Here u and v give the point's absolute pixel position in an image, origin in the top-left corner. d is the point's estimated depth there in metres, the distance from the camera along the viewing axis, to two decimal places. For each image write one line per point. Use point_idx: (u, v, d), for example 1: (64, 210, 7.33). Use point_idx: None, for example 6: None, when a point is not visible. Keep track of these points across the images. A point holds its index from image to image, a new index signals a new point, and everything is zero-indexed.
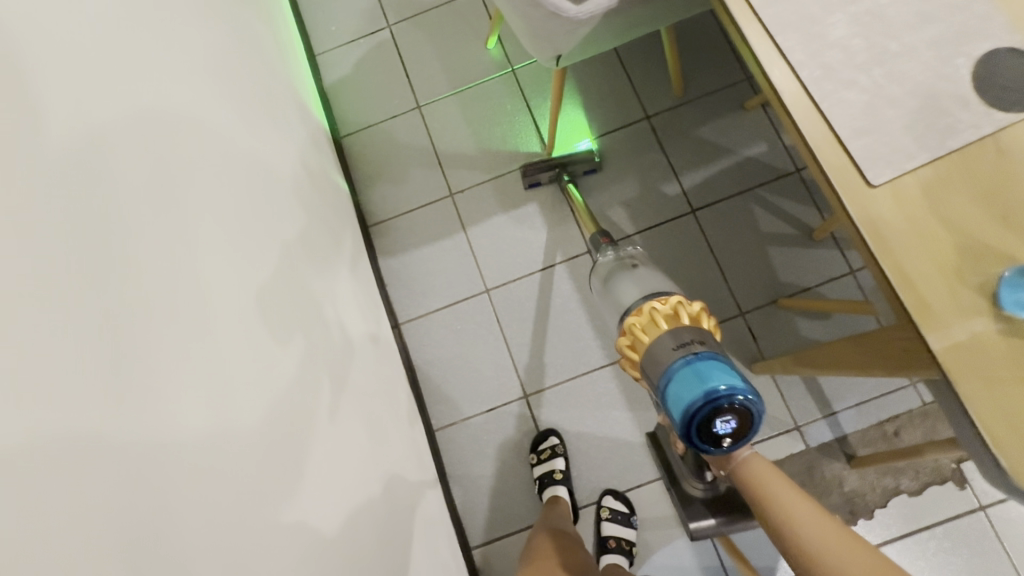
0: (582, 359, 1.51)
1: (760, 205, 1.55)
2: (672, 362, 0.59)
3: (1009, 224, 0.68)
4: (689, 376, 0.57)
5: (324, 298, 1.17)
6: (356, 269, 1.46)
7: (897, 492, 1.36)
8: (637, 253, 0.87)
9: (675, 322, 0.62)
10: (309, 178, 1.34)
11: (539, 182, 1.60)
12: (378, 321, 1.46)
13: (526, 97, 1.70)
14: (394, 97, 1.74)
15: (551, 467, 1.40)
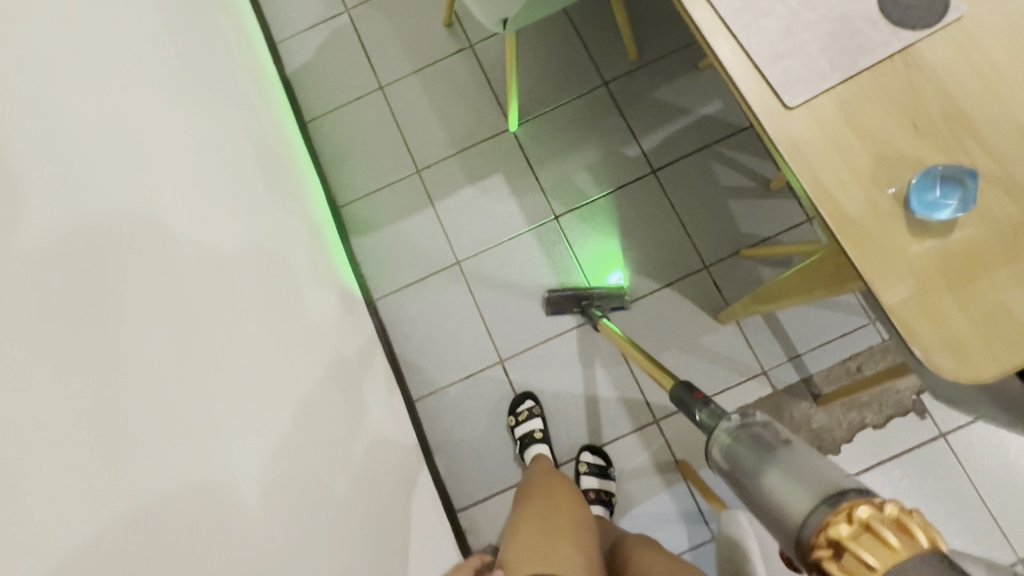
0: (555, 321, 1.54)
1: (718, 160, 1.59)
2: None
3: (917, 132, 0.72)
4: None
5: (292, 269, 1.19)
6: (327, 246, 1.48)
7: (862, 426, 1.41)
8: (769, 423, 0.86)
9: (893, 538, 0.57)
10: (271, 157, 1.36)
11: (562, 310, 1.52)
12: (351, 297, 1.48)
13: (486, 70, 1.72)
14: (357, 79, 1.76)
15: (530, 428, 1.43)
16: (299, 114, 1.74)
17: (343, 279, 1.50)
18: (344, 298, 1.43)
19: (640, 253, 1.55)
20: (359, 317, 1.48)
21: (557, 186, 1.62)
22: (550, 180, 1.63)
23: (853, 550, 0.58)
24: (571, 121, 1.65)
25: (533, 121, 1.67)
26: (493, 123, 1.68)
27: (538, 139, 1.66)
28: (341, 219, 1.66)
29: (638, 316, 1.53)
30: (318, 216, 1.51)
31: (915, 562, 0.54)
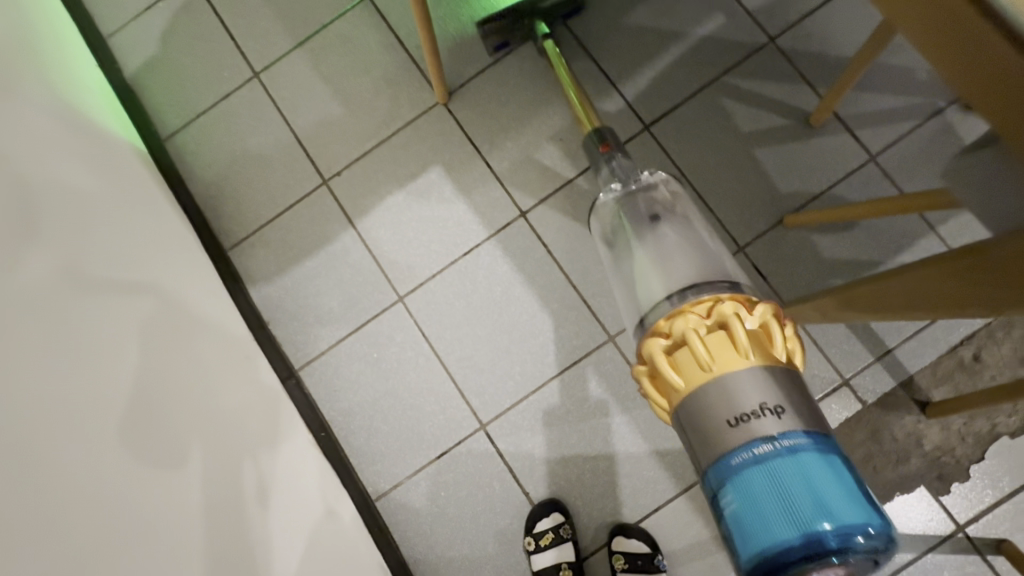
0: (546, 359, 1.11)
1: (733, 97, 1.14)
2: (736, 455, 0.49)
3: None
4: (779, 477, 0.47)
5: (128, 381, 0.74)
6: (208, 332, 1.00)
7: (994, 436, 1.01)
8: (660, 181, 0.82)
9: (733, 358, 0.52)
10: (89, 205, 0.89)
11: (507, 42, 1.17)
12: (255, 384, 1.04)
13: (394, 26, 1.24)
14: (222, 69, 1.27)
15: (555, 560, 1.03)
16: (150, 131, 1.25)
17: (241, 369, 1.03)
18: (240, 393, 0.98)
19: None
20: (269, 408, 1.04)
21: (518, 171, 1.17)
22: (507, 165, 1.17)
23: (690, 341, 0.53)
24: (522, 78, 1.19)
25: (470, 85, 1.20)
26: (415, 99, 1.21)
27: (480, 109, 1.19)
28: (232, 267, 1.20)
29: None
30: (191, 291, 1.03)
31: (746, 368, 0.51)
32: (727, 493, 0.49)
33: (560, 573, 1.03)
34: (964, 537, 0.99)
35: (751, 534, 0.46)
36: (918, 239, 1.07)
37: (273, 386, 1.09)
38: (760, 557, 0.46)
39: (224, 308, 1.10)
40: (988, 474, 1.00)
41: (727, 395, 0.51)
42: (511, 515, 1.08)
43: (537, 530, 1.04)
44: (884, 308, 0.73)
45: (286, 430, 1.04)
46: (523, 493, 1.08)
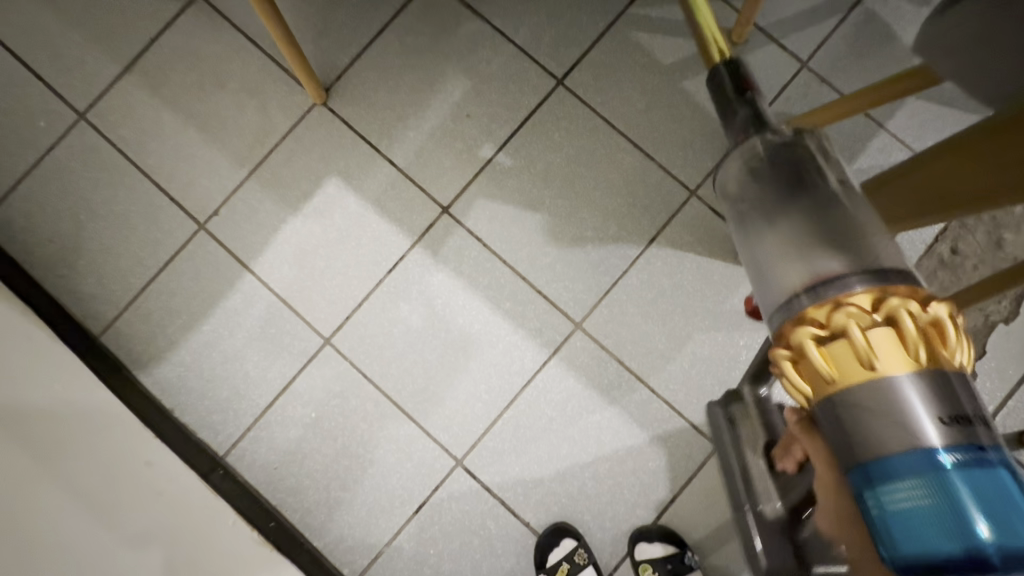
0: (512, 368, 0.96)
1: (645, 29, 1.01)
2: (902, 455, 0.37)
3: None
4: (992, 504, 0.35)
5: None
6: (52, 449, 0.74)
7: (992, 327, 0.95)
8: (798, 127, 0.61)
9: (931, 350, 0.38)
10: None
11: None
12: (147, 493, 0.80)
13: (240, 25, 1.03)
14: (36, 118, 1.02)
15: None
16: None
17: (115, 478, 0.78)
18: (109, 520, 0.73)
19: (594, 211, 0.98)
20: (173, 518, 0.80)
21: (428, 163, 1.00)
22: (414, 156, 1.00)
23: (852, 336, 0.38)
24: (406, 53, 1.01)
25: (349, 76, 1.01)
26: (286, 104, 1.01)
27: (367, 102, 1.01)
28: (109, 355, 0.97)
29: (629, 307, 0.97)
30: (25, 400, 0.77)
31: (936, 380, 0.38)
32: (909, 481, 0.36)
33: None
34: None
35: (913, 540, 0.35)
36: (870, 140, 0.99)
37: (179, 478, 0.86)
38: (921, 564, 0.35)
39: (94, 406, 0.85)
40: (994, 368, 0.95)
41: (897, 403, 0.38)
42: (515, 553, 0.93)
43: (550, 564, 0.90)
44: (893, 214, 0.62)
45: (211, 535, 0.82)
46: (523, 525, 0.94)
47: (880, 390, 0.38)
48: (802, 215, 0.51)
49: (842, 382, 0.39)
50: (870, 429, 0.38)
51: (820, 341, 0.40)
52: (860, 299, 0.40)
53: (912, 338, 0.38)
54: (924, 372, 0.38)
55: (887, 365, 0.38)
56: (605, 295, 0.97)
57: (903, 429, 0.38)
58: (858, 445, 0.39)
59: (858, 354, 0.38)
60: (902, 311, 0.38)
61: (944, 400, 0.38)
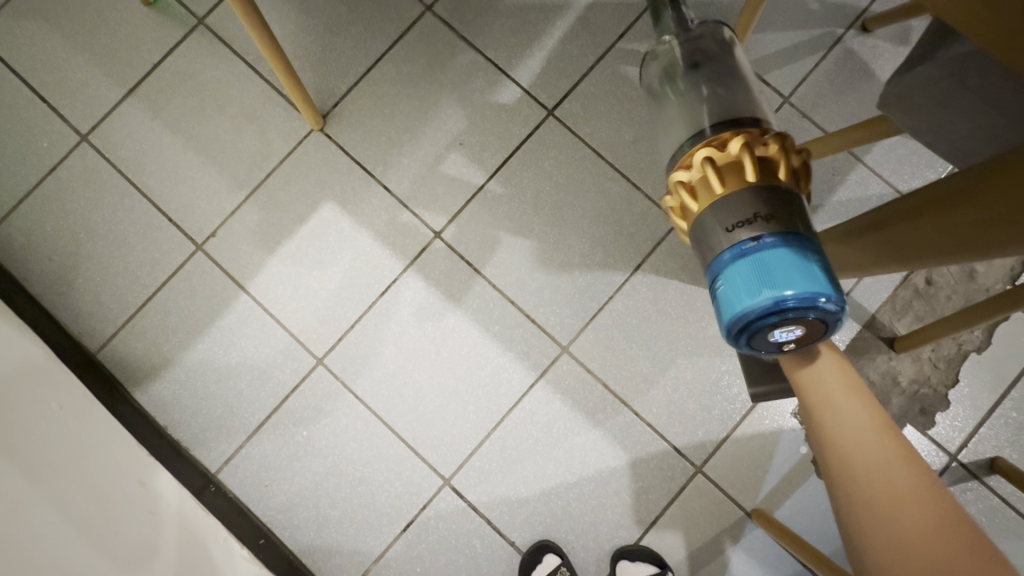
0: (499, 390, 0.99)
1: (634, 62, 1.05)
2: (721, 255, 0.50)
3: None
4: (778, 275, 0.47)
5: None
6: (30, 473, 0.74)
7: (963, 356, 0.99)
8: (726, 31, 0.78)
9: (732, 170, 0.51)
10: None
11: None
12: (130, 517, 0.80)
13: (241, 51, 1.06)
14: (39, 138, 1.05)
15: None
16: None
17: (95, 500, 0.78)
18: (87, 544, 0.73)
19: (581, 237, 1.01)
20: (156, 539, 0.80)
21: (421, 188, 1.03)
22: (408, 182, 1.03)
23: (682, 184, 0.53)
24: (403, 82, 1.05)
25: (346, 103, 1.04)
26: (285, 130, 1.04)
27: (363, 128, 1.04)
28: (104, 372, 0.99)
29: (614, 332, 0.99)
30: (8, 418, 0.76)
31: (752, 190, 0.50)
32: (724, 277, 0.49)
33: None
34: (958, 465, 0.97)
35: (733, 308, 0.48)
36: (848, 173, 1.02)
37: (163, 502, 0.86)
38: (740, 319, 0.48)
39: (80, 428, 0.85)
40: (966, 396, 0.98)
41: (716, 211, 0.51)
42: (499, 572, 0.95)
43: None
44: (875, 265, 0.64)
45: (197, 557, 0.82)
46: (508, 544, 0.96)
47: (710, 210, 0.51)
48: (687, 107, 0.70)
49: (689, 214, 0.53)
50: (708, 231, 0.51)
51: (686, 181, 0.53)
52: (697, 152, 0.54)
53: (741, 165, 0.51)
54: (738, 187, 0.50)
55: (729, 184, 0.51)
56: (591, 319, 1.00)
57: (728, 226, 0.50)
58: (703, 256, 0.52)
59: (707, 189, 0.52)
60: (707, 159, 0.52)
61: (753, 201, 0.50)
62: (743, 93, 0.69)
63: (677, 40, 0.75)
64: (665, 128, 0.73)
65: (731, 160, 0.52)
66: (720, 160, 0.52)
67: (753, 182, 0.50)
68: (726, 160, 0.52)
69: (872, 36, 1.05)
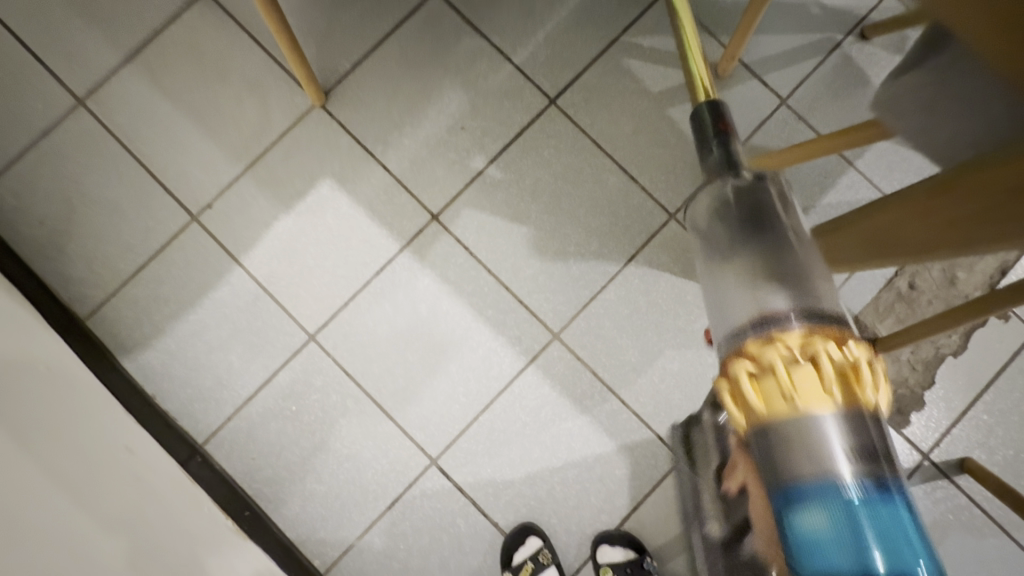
0: (490, 373, 1.00)
1: (637, 56, 1.06)
2: (806, 484, 0.56)
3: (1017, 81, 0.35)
4: (888, 538, 0.52)
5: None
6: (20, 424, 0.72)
7: (941, 359, 1.02)
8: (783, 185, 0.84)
9: (848, 393, 0.57)
10: None
11: None
12: (112, 479, 0.79)
13: (245, 23, 1.05)
14: (34, 100, 1.03)
15: None
16: None
17: (80, 460, 0.77)
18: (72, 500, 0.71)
19: (577, 227, 1.02)
20: (140, 502, 0.80)
21: (421, 170, 1.03)
22: (408, 163, 1.03)
23: (775, 369, 0.57)
24: (407, 63, 1.05)
25: (349, 81, 1.04)
26: (286, 105, 1.04)
27: (365, 107, 1.04)
28: (93, 339, 0.98)
29: (606, 321, 1.01)
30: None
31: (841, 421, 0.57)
32: (813, 511, 0.54)
33: None
34: (929, 463, 1.00)
35: (819, 562, 0.53)
36: (840, 176, 1.05)
37: (144, 467, 0.86)
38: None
39: (62, 388, 0.84)
40: (941, 398, 1.01)
41: (801, 429, 0.57)
42: (482, 551, 0.97)
43: (515, 563, 0.94)
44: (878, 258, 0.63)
45: (181, 522, 0.84)
46: (492, 525, 0.97)
47: (794, 419, 0.57)
48: (751, 265, 0.70)
49: (769, 411, 0.58)
50: (790, 458, 0.57)
51: (747, 374, 0.58)
52: (792, 334, 0.59)
53: (828, 381, 0.56)
54: (826, 411, 0.57)
55: (816, 402, 0.56)
56: (583, 308, 1.01)
57: (814, 466, 0.56)
58: (774, 476, 0.58)
59: (773, 395, 0.57)
60: (819, 350, 0.56)
61: (854, 432, 0.57)
62: (794, 256, 0.70)
63: (730, 188, 0.79)
64: (732, 291, 0.71)
65: (817, 382, 0.56)
66: (800, 355, 0.57)
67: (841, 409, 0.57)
68: (795, 359, 0.57)
69: (870, 44, 1.07)
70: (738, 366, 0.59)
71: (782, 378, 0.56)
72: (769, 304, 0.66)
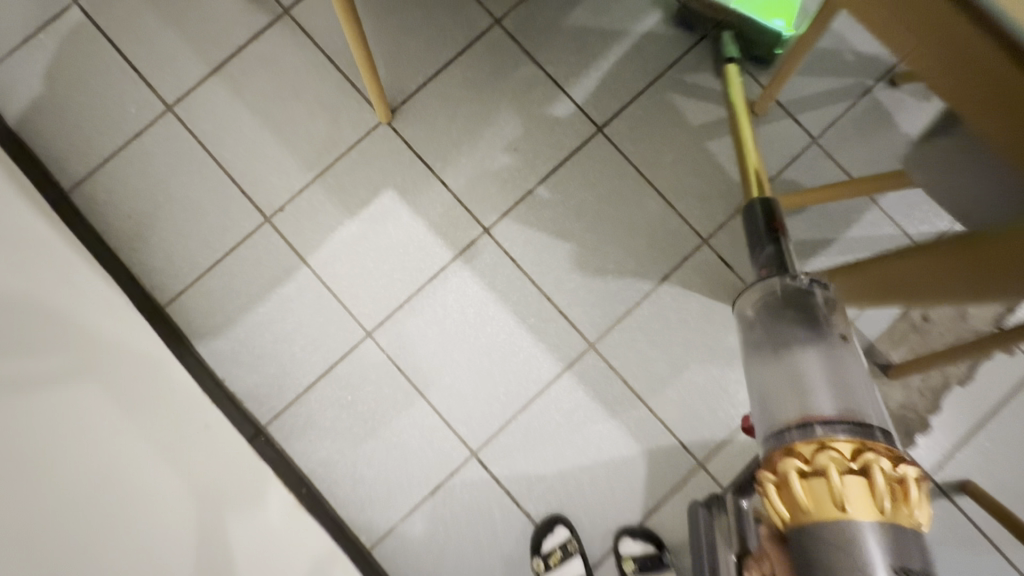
0: (530, 376, 1.09)
1: (680, 91, 1.15)
2: (830, 539, 0.49)
3: None
4: None
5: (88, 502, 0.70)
6: (85, 419, 0.77)
7: (947, 387, 1.10)
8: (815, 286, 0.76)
9: (900, 501, 0.49)
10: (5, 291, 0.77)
11: None
12: (194, 454, 0.88)
13: (322, 43, 1.15)
14: (128, 104, 1.13)
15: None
16: (51, 184, 1.11)
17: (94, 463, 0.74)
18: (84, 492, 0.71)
19: (616, 245, 1.11)
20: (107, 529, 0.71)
21: (476, 187, 1.12)
22: (464, 179, 1.12)
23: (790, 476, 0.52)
24: (469, 86, 1.14)
25: (413, 102, 1.13)
26: (354, 120, 1.13)
27: (427, 126, 1.13)
28: (172, 324, 1.08)
29: (638, 334, 1.10)
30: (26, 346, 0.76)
31: (905, 537, 0.49)
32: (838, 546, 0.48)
33: None
34: (932, 484, 1.07)
35: None
36: (863, 213, 1.12)
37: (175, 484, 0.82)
38: None
39: (153, 369, 0.94)
40: (946, 423, 1.09)
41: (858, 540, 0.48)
42: (514, 539, 1.05)
43: (544, 550, 1.03)
44: (931, 291, 0.65)
45: (184, 537, 0.78)
46: (525, 515, 1.06)
47: (843, 532, 0.48)
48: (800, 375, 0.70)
49: (821, 509, 0.50)
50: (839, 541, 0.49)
51: (798, 473, 0.52)
52: (854, 490, 0.49)
53: (896, 492, 0.50)
54: (870, 519, 0.48)
55: (850, 509, 0.49)
56: (618, 321, 1.10)
57: (849, 537, 0.48)
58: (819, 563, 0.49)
59: (822, 498, 0.50)
60: (830, 457, 0.52)
61: (896, 551, 0.48)
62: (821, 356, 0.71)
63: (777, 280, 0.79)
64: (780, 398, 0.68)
65: (865, 487, 0.50)
66: (831, 452, 0.52)
67: (881, 515, 0.48)
68: (839, 460, 0.52)
69: (899, 90, 1.15)
70: (800, 450, 0.54)
71: (834, 481, 0.50)
72: (804, 372, 0.70)
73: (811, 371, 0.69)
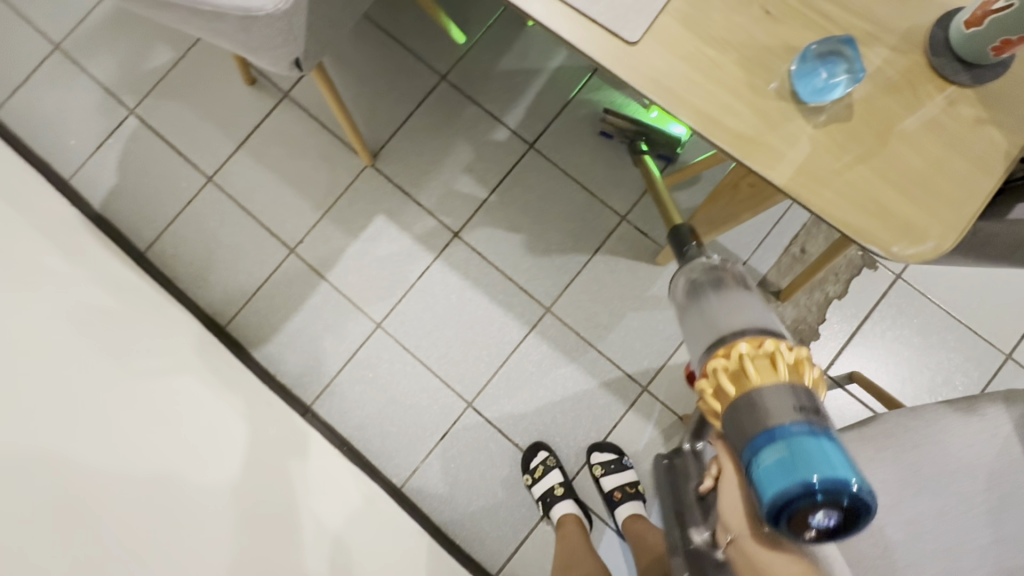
0: (504, 339, 1.42)
1: (589, 108, 1.49)
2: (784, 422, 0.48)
3: (890, 177, 0.64)
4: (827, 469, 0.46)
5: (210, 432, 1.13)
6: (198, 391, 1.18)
7: (829, 302, 1.39)
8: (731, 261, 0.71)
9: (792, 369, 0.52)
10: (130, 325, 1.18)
11: None
12: (266, 420, 1.26)
13: (315, 114, 1.52)
14: (180, 181, 1.51)
15: (550, 484, 1.31)
16: (132, 247, 1.48)
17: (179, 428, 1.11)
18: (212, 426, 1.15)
19: (556, 230, 1.45)
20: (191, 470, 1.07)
21: (444, 203, 1.47)
22: (434, 199, 1.47)
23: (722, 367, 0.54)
24: (428, 129, 1.50)
25: (388, 147, 1.50)
26: (346, 167, 1.50)
27: (401, 163, 1.49)
28: (232, 338, 1.44)
29: (583, 295, 1.42)
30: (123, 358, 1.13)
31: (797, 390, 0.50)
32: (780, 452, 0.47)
33: (557, 492, 1.31)
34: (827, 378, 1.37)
35: (775, 486, 0.47)
36: None
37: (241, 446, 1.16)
38: (782, 505, 0.46)
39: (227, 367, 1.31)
40: (832, 329, 1.39)
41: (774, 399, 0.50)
42: (508, 464, 1.37)
43: (531, 467, 1.34)
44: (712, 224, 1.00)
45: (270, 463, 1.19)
46: (514, 445, 1.38)
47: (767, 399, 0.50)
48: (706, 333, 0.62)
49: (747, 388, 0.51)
50: (758, 403, 0.50)
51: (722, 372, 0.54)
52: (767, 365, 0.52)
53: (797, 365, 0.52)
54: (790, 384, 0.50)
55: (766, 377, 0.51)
56: (566, 287, 1.43)
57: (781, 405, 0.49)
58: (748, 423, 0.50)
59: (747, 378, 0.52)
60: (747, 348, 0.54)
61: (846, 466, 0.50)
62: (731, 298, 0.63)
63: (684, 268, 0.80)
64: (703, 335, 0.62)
65: (774, 365, 0.52)
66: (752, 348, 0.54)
67: (793, 380, 0.51)
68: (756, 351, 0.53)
69: None
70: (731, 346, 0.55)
71: (735, 377, 0.52)
72: (723, 309, 0.62)
73: (729, 309, 0.62)
